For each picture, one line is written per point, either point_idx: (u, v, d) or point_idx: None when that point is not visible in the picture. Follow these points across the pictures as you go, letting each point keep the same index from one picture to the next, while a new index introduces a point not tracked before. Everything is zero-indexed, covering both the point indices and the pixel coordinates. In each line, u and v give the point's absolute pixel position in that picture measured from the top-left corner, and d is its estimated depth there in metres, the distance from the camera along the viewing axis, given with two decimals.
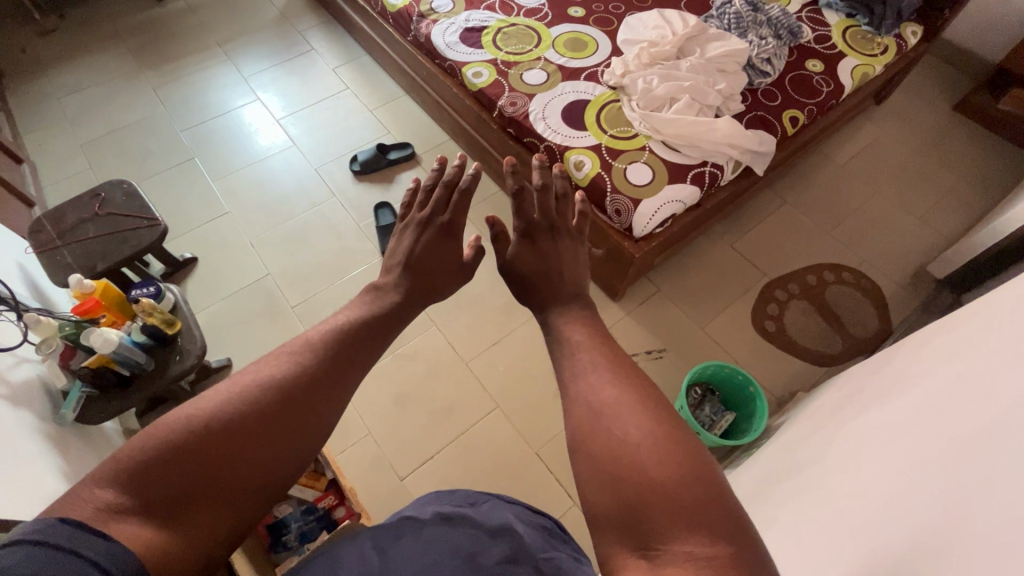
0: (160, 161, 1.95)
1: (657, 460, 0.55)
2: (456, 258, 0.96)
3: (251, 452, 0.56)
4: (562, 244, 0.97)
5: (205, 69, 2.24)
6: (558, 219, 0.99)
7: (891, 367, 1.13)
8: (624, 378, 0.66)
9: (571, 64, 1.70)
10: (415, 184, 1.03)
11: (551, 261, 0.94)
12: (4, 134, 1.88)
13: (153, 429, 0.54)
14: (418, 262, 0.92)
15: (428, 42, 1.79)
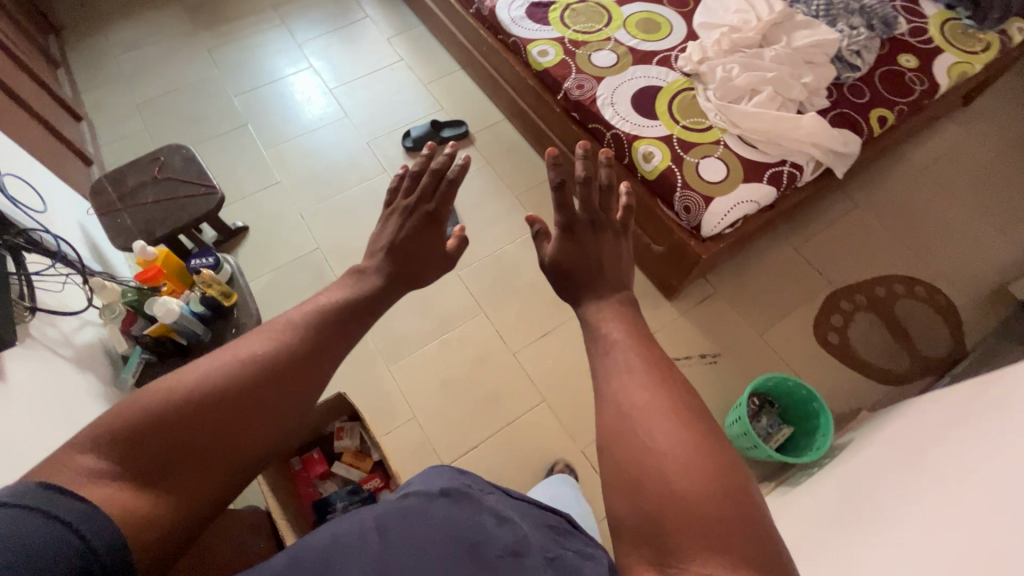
0: (209, 126, 1.94)
1: (685, 473, 0.50)
2: (439, 248, 0.90)
3: (233, 423, 0.55)
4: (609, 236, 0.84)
5: (259, 33, 2.20)
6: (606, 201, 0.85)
7: (978, 390, 1.04)
8: (660, 376, 0.60)
9: (643, 46, 1.60)
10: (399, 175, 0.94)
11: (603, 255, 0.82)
12: (64, 90, 1.89)
13: (169, 390, 0.53)
14: (400, 251, 0.86)
15: (492, 16, 1.72)
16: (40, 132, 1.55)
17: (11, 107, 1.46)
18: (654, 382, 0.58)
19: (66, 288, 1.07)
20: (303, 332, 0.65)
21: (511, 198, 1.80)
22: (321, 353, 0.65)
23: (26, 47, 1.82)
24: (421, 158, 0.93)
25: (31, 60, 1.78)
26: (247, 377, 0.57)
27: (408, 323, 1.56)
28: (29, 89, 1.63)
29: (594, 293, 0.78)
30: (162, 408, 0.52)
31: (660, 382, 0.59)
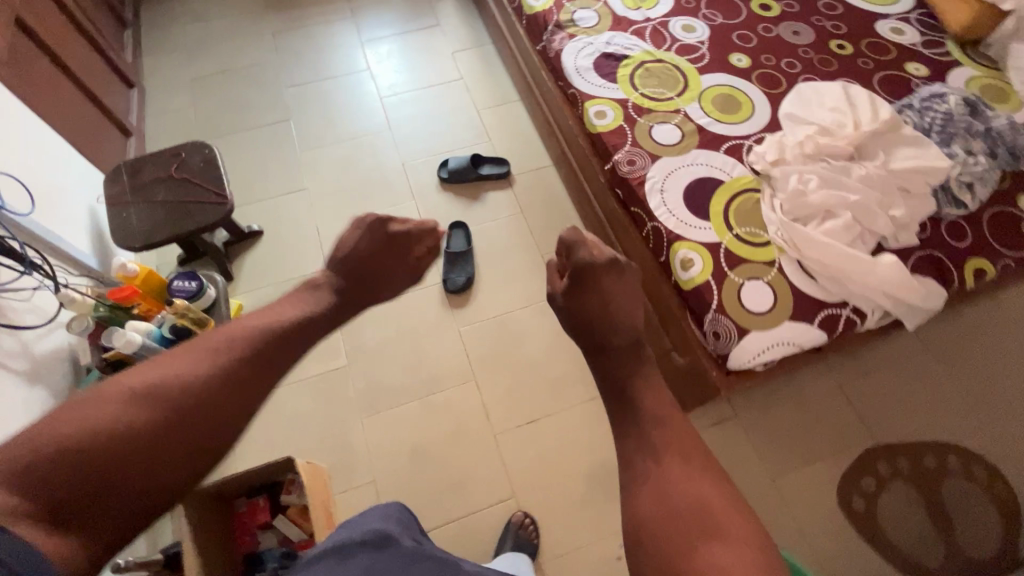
0: (253, 114, 1.90)
1: (728, 563, 0.64)
2: (401, 265, 1.00)
3: (145, 450, 0.62)
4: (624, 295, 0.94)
5: (326, 23, 2.14)
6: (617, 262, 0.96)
7: None
8: (693, 470, 0.74)
9: (714, 128, 1.41)
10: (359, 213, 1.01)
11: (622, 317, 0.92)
12: (124, 54, 1.89)
13: (88, 427, 0.60)
14: (359, 271, 0.95)
15: (557, 60, 1.56)
16: (80, 100, 1.54)
17: (55, 74, 1.45)
18: (684, 467, 0.74)
19: (36, 294, 1.05)
20: (219, 362, 0.71)
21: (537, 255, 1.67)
22: (240, 376, 0.72)
23: (95, 5, 1.82)
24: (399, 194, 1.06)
25: (95, 20, 1.78)
26: (167, 411, 0.65)
27: (395, 370, 1.48)
28: (83, 52, 1.62)
29: (617, 355, 0.89)
30: (73, 440, 0.58)
31: (694, 463, 0.75)
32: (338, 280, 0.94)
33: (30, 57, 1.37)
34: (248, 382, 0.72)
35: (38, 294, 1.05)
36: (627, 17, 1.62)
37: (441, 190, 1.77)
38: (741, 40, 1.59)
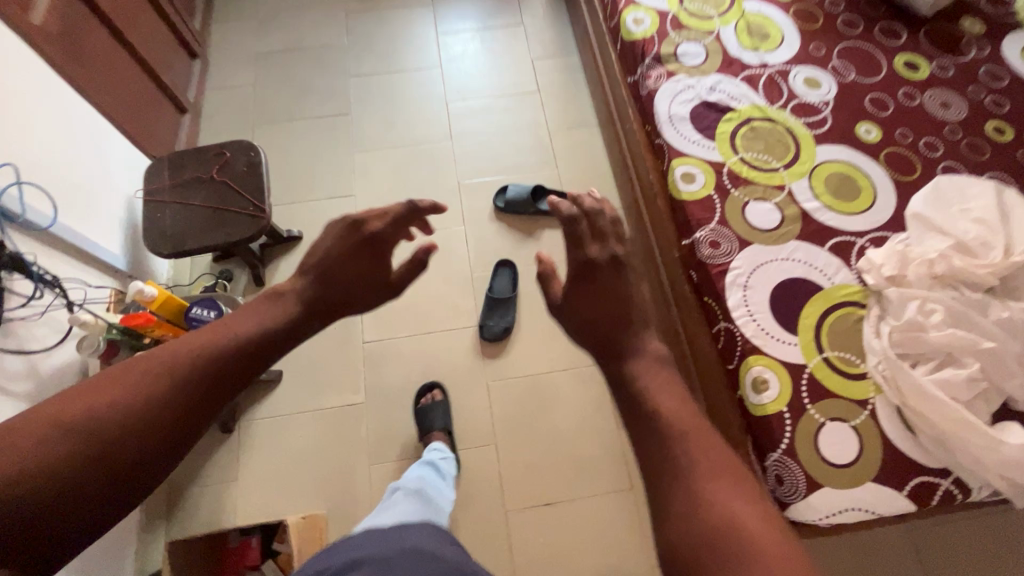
0: (311, 102, 1.78)
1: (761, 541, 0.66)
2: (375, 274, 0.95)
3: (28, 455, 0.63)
4: (627, 275, 1.03)
5: (403, 7, 1.98)
6: (618, 256, 1.05)
7: None
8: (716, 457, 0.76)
9: (821, 215, 1.20)
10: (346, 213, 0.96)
11: (631, 299, 1.00)
12: (193, 20, 1.80)
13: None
14: (325, 270, 0.91)
15: (648, 101, 1.36)
16: (136, 74, 1.46)
17: (112, 46, 1.37)
18: (727, 492, 0.71)
19: (46, 313, 0.98)
20: (153, 382, 0.71)
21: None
22: (177, 398, 0.72)
23: None
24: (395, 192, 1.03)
25: None
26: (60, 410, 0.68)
27: (413, 414, 1.39)
28: (147, 19, 1.54)
29: (630, 347, 0.94)
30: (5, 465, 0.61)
31: (740, 487, 0.72)
32: (306, 289, 0.90)
33: (87, 28, 1.29)
34: (183, 397, 0.72)
35: (49, 313, 0.99)
36: (741, 60, 1.38)
37: (494, 218, 1.62)
38: (875, 106, 1.33)
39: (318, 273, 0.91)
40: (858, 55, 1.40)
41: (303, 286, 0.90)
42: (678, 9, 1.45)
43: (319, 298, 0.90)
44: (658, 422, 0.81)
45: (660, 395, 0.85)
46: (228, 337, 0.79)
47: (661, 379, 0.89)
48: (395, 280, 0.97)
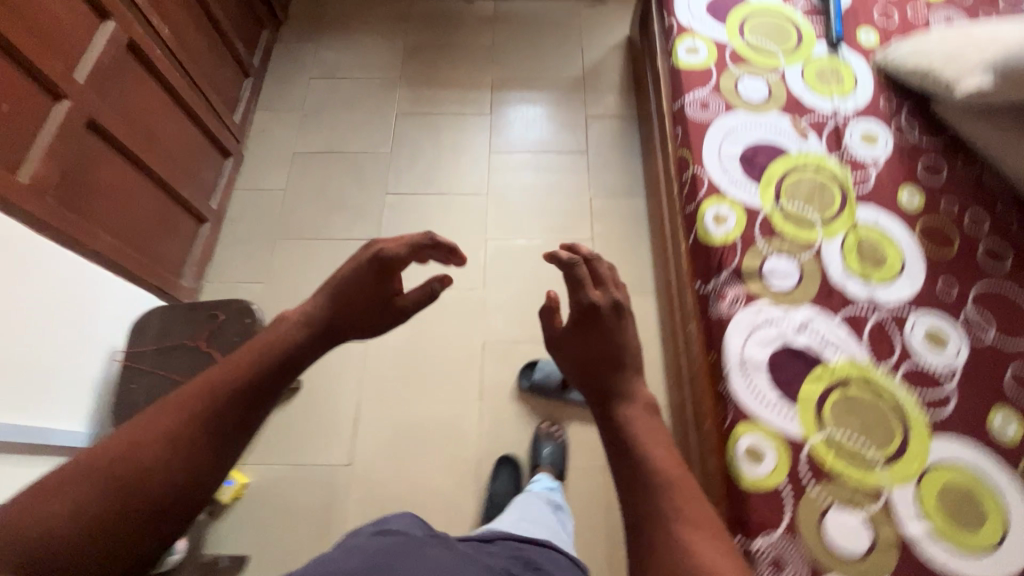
0: (341, 220, 1.63)
1: None
2: (388, 303, 0.83)
3: (149, 451, 0.56)
4: (623, 319, 0.87)
5: (460, 111, 1.80)
6: (621, 302, 0.89)
7: None
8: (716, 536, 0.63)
9: (927, 547, 0.91)
10: (374, 243, 0.83)
11: (625, 349, 0.84)
12: (235, 114, 1.69)
13: (68, 471, 0.53)
14: (336, 299, 0.78)
15: (718, 330, 1.10)
16: (151, 194, 1.34)
17: (125, 172, 1.25)
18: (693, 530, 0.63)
19: None
20: (234, 381, 0.63)
21: (613, 513, 1.28)
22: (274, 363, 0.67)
23: (219, 57, 1.62)
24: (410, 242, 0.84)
25: (211, 78, 1.58)
26: (154, 427, 0.57)
27: None
28: (178, 127, 1.43)
29: (619, 388, 0.80)
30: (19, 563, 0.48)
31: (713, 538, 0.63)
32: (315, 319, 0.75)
33: (98, 160, 1.17)
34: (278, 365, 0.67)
35: None
36: (843, 291, 1.10)
37: (516, 397, 1.40)
38: (1020, 388, 1.01)
39: (321, 300, 0.78)
40: (1002, 305, 1.09)
41: (318, 310, 0.76)
42: (772, 207, 1.18)
43: (332, 322, 0.76)
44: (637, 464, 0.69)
45: (650, 449, 0.71)
46: (254, 353, 0.67)
47: (648, 428, 0.75)
48: (407, 305, 0.85)
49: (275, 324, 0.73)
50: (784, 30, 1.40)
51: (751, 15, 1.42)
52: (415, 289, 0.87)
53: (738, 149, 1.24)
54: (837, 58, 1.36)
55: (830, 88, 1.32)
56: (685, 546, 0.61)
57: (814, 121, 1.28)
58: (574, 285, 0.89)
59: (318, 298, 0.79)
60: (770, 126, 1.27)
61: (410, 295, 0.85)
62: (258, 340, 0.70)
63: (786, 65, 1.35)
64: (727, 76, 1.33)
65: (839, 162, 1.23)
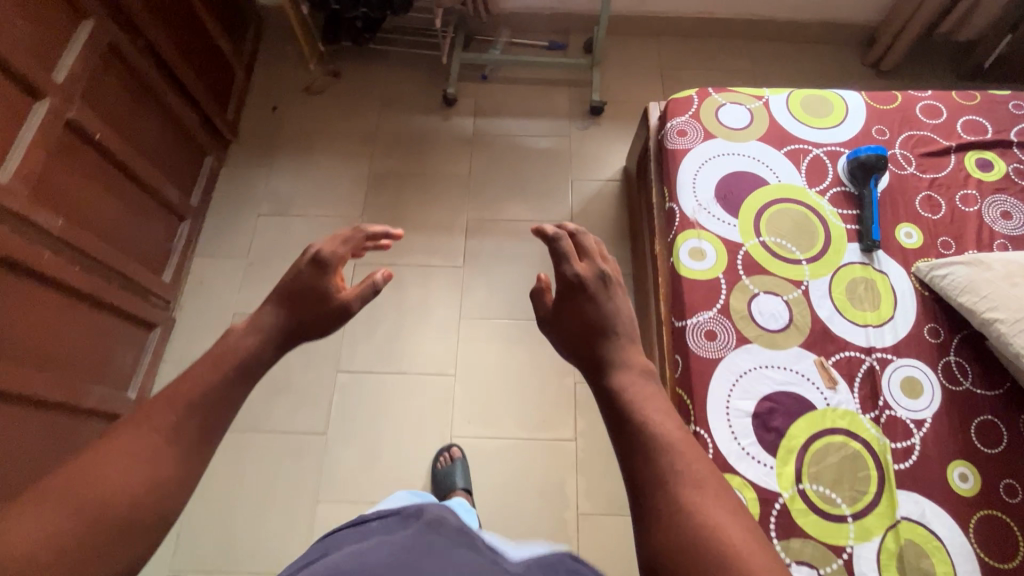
0: (283, 409, 1.40)
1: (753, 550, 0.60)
2: (327, 300, 0.82)
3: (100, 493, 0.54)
4: (608, 292, 0.88)
5: (427, 260, 1.57)
6: (606, 274, 0.89)
7: None
8: (727, 505, 0.64)
9: None
10: (310, 246, 0.86)
11: (614, 320, 0.84)
12: (165, 274, 1.47)
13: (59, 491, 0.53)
14: (295, 305, 0.80)
15: None
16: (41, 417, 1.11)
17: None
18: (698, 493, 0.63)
19: None
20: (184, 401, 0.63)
21: None
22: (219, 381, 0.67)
23: (145, 214, 1.39)
24: (353, 233, 0.90)
25: (131, 244, 1.35)
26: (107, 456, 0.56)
27: None
28: (84, 321, 1.20)
29: (609, 357, 0.81)
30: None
31: (720, 499, 0.64)
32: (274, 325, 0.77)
33: None
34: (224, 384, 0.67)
35: None
36: None
37: None
38: None
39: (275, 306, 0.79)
40: None
41: (269, 314, 0.77)
42: (793, 492, 0.95)
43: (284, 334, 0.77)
44: (641, 436, 0.69)
45: (649, 412, 0.72)
46: (214, 364, 0.68)
47: (646, 392, 0.76)
48: (350, 302, 0.84)
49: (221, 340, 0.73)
50: (808, 226, 1.16)
51: (767, 205, 1.18)
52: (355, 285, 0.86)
53: (750, 403, 1.01)
54: (871, 268, 1.13)
55: (864, 312, 1.09)
56: (692, 512, 0.62)
57: (844, 359, 1.05)
58: (557, 260, 0.91)
59: (275, 299, 0.80)
60: (790, 367, 1.04)
61: (351, 292, 0.84)
62: (211, 351, 0.71)
63: (811, 277, 1.12)
64: (739, 293, 1.10)
65: (873, 423, 1.00)
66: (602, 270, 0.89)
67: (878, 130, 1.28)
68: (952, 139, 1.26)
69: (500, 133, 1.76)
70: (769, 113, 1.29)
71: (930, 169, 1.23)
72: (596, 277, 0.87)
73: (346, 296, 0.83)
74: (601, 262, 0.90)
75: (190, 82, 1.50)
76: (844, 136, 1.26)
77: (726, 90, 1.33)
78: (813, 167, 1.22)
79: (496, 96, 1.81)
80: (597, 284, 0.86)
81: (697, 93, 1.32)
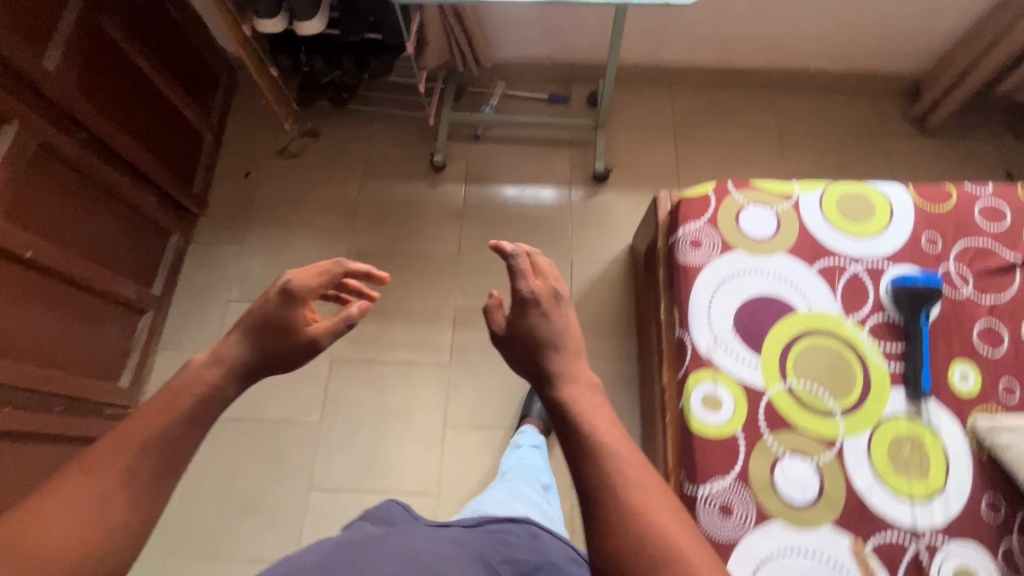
0: (252, 531, 1.29)
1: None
2: (291, 336, 0.68)
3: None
4: (561, 313, 0.72)
5: (411, 355, 1.42)
6: (557, 290, 0.74)
7: None
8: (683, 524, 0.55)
9: None
10: (279, 276, 0.70)
11: (562, 336, 0.70)
12: (122, 380, 1.34)
13: None
14: (258, 334, 0.66)
15: None
16: None
17: None
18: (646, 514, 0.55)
19: None
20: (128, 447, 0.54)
21: None
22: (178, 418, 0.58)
23: (97, 321, 1.26)
24: (328, 269, 0.74)
25: (81, 358, 1.23)
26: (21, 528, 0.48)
27: None
28: (23, 455, 1.07)
29: (555, 372, 0.67)
30: None
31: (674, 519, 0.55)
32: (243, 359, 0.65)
33: None
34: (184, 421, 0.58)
35: None
36: None
37: None
38: None
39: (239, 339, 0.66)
40: None
41: (235, 347, 0.65)
42: None
43: (257, 365, 0.66)
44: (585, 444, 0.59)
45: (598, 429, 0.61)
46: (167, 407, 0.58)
47: (598, 412, 0.63)
48: (318, 338, 0.70)
49: (181, 369, 0.62)
50: (843, 367, 0.99)
51: (795, 338, 1.01)
52: (326, 319, 0.72)
53: None
54: (919, 421, 0.95)
55: (910, 481, 0.92)
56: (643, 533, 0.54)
57: (886, 543, 0.89)
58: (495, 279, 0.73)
59: (241, 327, 0.67)
60: (820, 553, 0.89)
61: (320, 328, 0.70)
62: (167, 387, 0.61)
63: (846, 434, 0.95)
64: (761, 457, 0.94)
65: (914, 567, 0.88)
66: (550, 284, 0.73)
67: (928, 239, 1.09)
68: (1016, 250, 1.07)
69: (492, 203, 1.59)
70: (799, 216, 1.11)
71: (990, 290, 1.05)
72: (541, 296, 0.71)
73: (312, 331, 0.69)
74: (548, 275, 0.73)
75: (147, 166, 1.35)
76: (887, 246, 1.08)
77: (748, 186, 1.15)
78: (850, 289, 1.05)
79: (489, 158, 1.63)
80: (546, 304, 0.71)
81: (714, 190, 1.14)
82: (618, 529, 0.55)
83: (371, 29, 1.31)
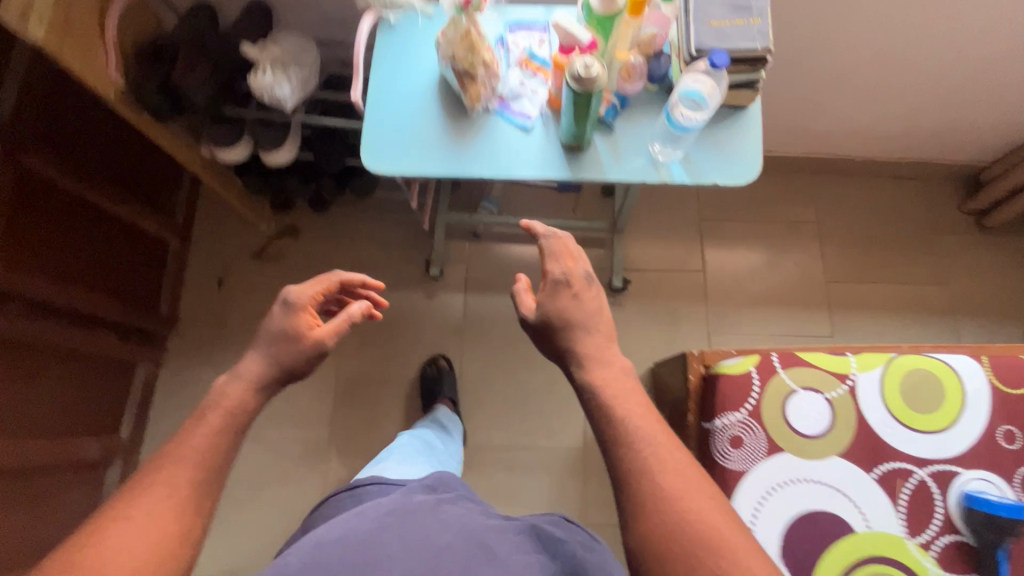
0: None
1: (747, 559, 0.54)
2: (295, 341, 0.67)
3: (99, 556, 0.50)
4: (592, 295, 0.71)
5: None
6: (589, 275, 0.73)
7: None
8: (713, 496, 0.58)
9: None
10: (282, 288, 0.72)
11: (592, 318, 0.70)
12: None
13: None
14: (266, 346, 0.67)
15: None
16: None
17: None
18: (680, 486, 0.57)
19: None
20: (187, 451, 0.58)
21: None
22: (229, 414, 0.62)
23: (58, 494, 1.13)
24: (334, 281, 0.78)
25: (38, 538, 1.09)
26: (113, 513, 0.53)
27: None
28: None
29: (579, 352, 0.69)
30: None
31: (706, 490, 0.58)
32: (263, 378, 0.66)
33: None
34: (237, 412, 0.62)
35: None
36: None
37: None
38: None
39: None
40: None
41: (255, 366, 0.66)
42: None
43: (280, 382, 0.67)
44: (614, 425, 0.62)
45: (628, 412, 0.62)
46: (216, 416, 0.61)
47: (627, 392, 0.65)
48: (323, 340, 0.68)
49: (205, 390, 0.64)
50: None
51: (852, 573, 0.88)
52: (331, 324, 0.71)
53: None
54: None
55: None
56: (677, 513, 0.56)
57: None
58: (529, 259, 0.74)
59: (260, 342, 0.67)
60: None
61: (325, 329, 0.69)
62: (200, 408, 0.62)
63: None
64: None
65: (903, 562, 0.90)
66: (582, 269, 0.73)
67: (1006, 434, 0.94)
68: None
69: (497, 315, 1.43)
70: (856, 405, 0.95)
71: None
72: (577, 277, 0.72)
73: (317, 330, 0.68)
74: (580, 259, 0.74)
75: (97, 309, 1.18)
76: (957, 444, 0.93)
77: (797, 361, 0.99)
78: (915, 504, 0.91)
79: (492, 262, 1.45)
80: (583, 286, 0.71)
81: (758, 367, 0.98)
82: (653, 508, 0.56)
83: (352, 154, 1.10)
